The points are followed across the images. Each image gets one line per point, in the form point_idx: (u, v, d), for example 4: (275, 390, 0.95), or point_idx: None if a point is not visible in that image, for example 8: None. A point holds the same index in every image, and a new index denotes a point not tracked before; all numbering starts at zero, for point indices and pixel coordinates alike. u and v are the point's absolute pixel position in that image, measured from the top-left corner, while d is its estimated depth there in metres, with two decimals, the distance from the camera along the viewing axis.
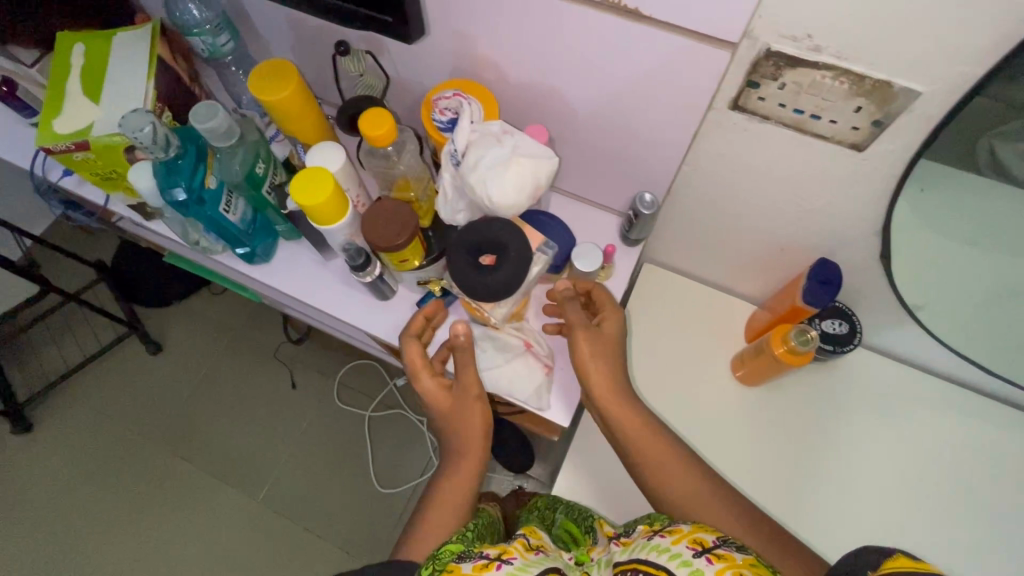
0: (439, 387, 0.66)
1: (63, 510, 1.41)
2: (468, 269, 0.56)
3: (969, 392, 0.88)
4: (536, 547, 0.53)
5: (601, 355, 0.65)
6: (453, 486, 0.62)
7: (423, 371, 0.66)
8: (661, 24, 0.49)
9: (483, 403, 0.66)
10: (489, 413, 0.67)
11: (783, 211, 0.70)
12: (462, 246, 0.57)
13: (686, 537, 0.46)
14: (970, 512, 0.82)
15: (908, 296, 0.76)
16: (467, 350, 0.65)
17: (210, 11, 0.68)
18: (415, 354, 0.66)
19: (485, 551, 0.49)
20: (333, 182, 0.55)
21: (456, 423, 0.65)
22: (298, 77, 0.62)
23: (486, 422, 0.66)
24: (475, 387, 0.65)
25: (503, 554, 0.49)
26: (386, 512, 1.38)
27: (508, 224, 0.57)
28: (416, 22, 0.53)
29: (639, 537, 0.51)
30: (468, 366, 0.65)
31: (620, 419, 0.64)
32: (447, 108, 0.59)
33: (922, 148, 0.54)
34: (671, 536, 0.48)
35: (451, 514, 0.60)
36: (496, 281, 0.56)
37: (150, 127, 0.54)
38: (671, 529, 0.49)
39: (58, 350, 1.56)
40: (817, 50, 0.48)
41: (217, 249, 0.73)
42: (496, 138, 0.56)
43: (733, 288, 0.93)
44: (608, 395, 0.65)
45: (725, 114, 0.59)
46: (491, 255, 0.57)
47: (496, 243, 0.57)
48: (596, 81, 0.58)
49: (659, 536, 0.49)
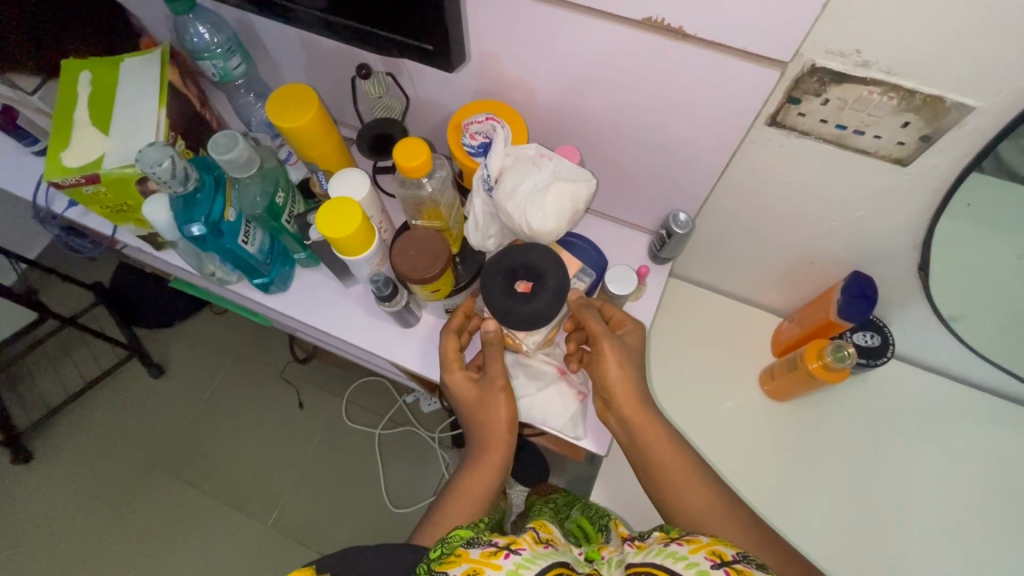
0: (466, 380, 0.63)
1: (67, 540, 1.37)
2: (503, 295, 0.54)
3: (1002, 401, 0.86)
4: (545, 539, 0.50)
5: (625, 363, 0.59)
6: (472, 479, 0.60)
7: (452, 363, 0.63)
8: (706, 43, 0.46)
9: (508, 399, 0.61)
10: (514, 411, 0.62)
11: (815, 225, 0.68)
12: (497, 272, 0.55)
13: (705, 549, 0.44)
14: (1004, 523, 0.81)
15: (943, 308, 0.74)
16: (497, 346, 0.60)
17: (220, 34, 0.66)
18: (449, 346, 0.62)
19: (494, 539, 0.47)
20: (361, 212, 0.53)
21: (480, 417, 0.62)
22: (318, 103, 0.59)
23: (512, 417, 0.62)
24: (501, 381, 0.61)
25: (511, 544, 0.47)
26: (400, 532, 1.35)
27: (548, 251, 0.55)
28: (458, 48, 0.49)
29: (653, 541, 0.48)
30: (495, 358, 0.61)
31: (643, 429, 0.58)
32: (478, 133, 0.58)
33: (974, 161, 0.52)
34: (688, 545, 0.45)
35: (466, 508, 0.58)
36: (536, 307, 0.53)
37: (169, 161, 0.52)
38: (690, 537, 0.46)
39: (56, 376, 1.51)
40: (866, 65, 0.46)
41: (232, 279, 0.71)
42: (533, 163, 0.54)
43: (756, 300, 0.91)
44: (631, 404, 0.58)
45: (763, 130, 0.57)
46: (527, 281, 0.55)
47: (533, 268, 0.55)
48: (631, 99, 0.55)
49: (675, 543, 0.45)
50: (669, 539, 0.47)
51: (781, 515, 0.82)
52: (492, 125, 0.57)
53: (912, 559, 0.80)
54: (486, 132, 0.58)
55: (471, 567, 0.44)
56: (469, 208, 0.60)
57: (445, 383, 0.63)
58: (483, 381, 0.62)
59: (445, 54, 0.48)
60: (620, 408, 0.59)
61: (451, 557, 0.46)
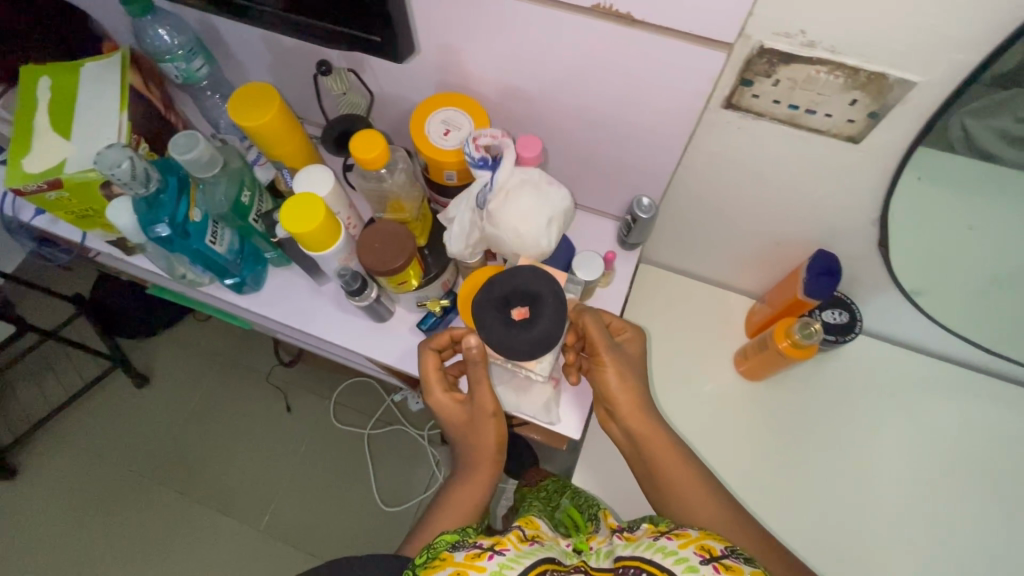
0: (452, 401, 0.64)
1: (56, 555, 1.35)
2: (501, 328, 0.51)
3: (971, 372, 0.88)
4: (531, 536, 0.50)
5: (626, 371, 0.61)
6: (462, 493, 0.62)
7: (435, 384, 0.64)
8: (654, 28, 0.47)
9: (499, 420, 0.63)
10: (504, 430, 0.64)
11: (779, 206, 0.69)
12: (491, 304, 0.52)
13: (695, 543, 0.45)
14: (977, 492, 0.83)
15: (906, 282, 0.76)
16: (481, 366, 0.61)
17: (182, 36, 0.66)
18: (431, 365, 0.63)
19: (479, 541, 0.48)
20: (325, 207, 0.54)
21: (470, 436, 0.64)
22: (280, 100, 0.59)
23: (500, 439, 0.64)
24: (489, 407, 0.62)
25: (495, 544, 0.47)
26: (392, 531, 1.35)
27: (536, 271, 0.53)
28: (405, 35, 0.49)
29: (643, 535, 0.49)
30: (482, 383, 0.62)
31: (642, 430, 0.61)
32: (486, 144, 0.57)
33: (920, 136, 0.53)
34: (678, 539, 0.46)
35: (453, 518, 0.60)
36: (543, 330, 0.51)
37: (128, 162, 0.52)
38: (679, 531, 0.47)
39: (39, 390, 1.50)
40: (811, 45, 0.48)
41: (204, 281, 0.71)
42: (537, 186, 0.57)
43: (730, 283, 0.92)
44: (633, 408, 0.61)
45: (719, 113, 0.58)
46: (523, 308, 0.52)
47: (527, 293, 0.52)
48: (587, 86, 0.56)
49: (665, 538, 0.47)
50: (658, 533, 0.48)
51: (763, 494, 0.83)
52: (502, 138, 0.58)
53: (891, 533, 0.82)
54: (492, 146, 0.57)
55: (456, 571, 0.44)
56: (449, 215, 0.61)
57: (430, 403, 0.64)
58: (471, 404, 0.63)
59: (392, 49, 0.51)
60: (622, 412, 0.61)
61: (436, 561, 0.47)
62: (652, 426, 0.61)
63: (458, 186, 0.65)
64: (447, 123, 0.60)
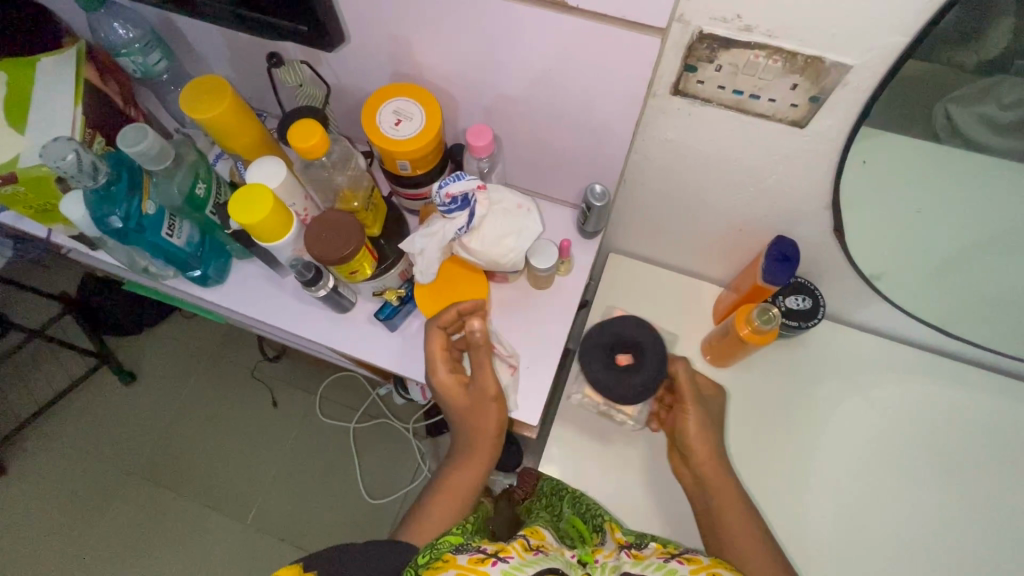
0: (455, 382, 0.65)
1: (46, 550, 1.37)
2: (607, 370, 0.72)
3: (940, 357, 0.89)
4: (535, 546, 0.54)
5: (706, 429, 0.75)
6: (459, 478, 0.67)
7: (440, 364, 0.64)
8: (591, 15, 0.48)
9: (500, 404, 0.65)
10: (505, 415, 0.66)
11: (735, 192, 0.70)
12: (599, 348, 0.74)
13: (705, 570, 0.53)
14: (952, 477, 0.82)
15: (865, 267, 0.76)
16: (483, 349, 0.63)
17: (137, 29, 0.66)
18: (437, 345, 0.64)
19: (483, 546, 0.51)
20: (274, 198, 0.54)
21: (471, 419, 0.66)
22: (231, 91, 0.60)
23: (501, 423, 0.66)
24: (492, 392, 0.64)
25: (499, 550, 0.51)
26: (377, 522, 1.37)
27: (635, 327, 0.74)
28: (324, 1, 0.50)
29: (653, 555, 0.56)
30: (485, 368, 0.63)
31: (710, 475, 0.73)
32: (452, 195, 0.53)
33: (860, 119, 0.54)
34: (690, 564, 0.54)
35: (454, 497, 0.65)
36: (648, 373, 0.70)
37: (73, 155, 0.53)
38: (691, 557, 0.55)
39: (26, 389, 1.51)
40: (748, 30, 0.48)
41: (167, 274, 0.72)
42: (513, 211, 0.59)
43: (699, 271, 0.92)
44: (708, 460, 0.74)
45: (667, 100, 0.59)
46: (624, 356, 0.73)
47: (627, 344, 0.74)
48: (534, 69, 0.56)
49: (676, 561, 0.55)
50: (667, 556, 0.56)
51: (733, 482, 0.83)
52: (457, 175, 0.54)
53: (867, 521, 0.81)
54: (462, 193, 0.54)
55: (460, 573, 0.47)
56: (413, 252, 0.59)
57: (434, 384, 0.65)
58: (473, 388, 0.64)
59: (320, 37, 0.55)
60: (697, 462, 0.74)
61: (440, 563, 0.49)
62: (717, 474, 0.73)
63: (413, 175, 0.65)
64: (398, 113, 0.60)
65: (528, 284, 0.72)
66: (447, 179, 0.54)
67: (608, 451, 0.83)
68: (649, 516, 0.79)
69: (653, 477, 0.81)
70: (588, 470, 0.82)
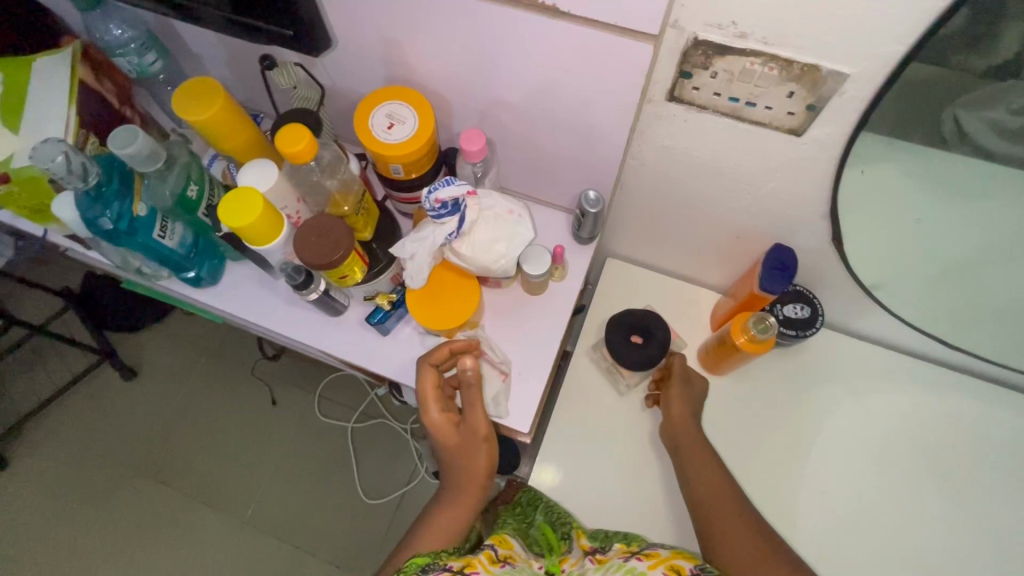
0: (446, 420, 0.65)
1: (44, 545, 1.37)
2: (620, 341, 0.79)
3: (940, 367, 0.88)
4: (499, 558, 0.65)
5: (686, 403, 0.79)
6: (446, 516, 0.65)
7: (433, 404, 0.64)
8: (582, 20, 0.48)
9: (490, 444, 0.66)
10: (494, 453, 0.67)
11: (732, 199, 0.69)
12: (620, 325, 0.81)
13: (663, 562, 0.63)
14: (954, 490, 0.81)
15: (864, 276, 0.75)
16: (474, 389, 0.63)
17: (133, 30, 0.66)
18: (430, 384, 0.63)
19: (449, 563, 0.60)
20: (263, 200, 0.54)
21: (459, 458, 0.66)
22: (224, 93, 0.59)
23: (490, 463, 0.67)
24: (482, 432, 0.65)
25: (465, 567, 0.61)
26: (374, 523, 1.37)
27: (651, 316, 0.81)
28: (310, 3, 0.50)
29: (616, 556, 0.67)
30: (478, 408, 0.64)
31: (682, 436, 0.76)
32: (442, 200, 0.53)
33: (859, 127, 0.52)
34: (648, 559, 0.64)
35: (440, 537, 0.63)
36: (652, 352, 0.77)
37: (62, 156, 0.53)
38: (650, 553, 0.65)
39: (28, 384, 1.52)
40: (743, 37, 0.47)
41: (161, 275, 0.72)
42: (504, 217, 0.58)
43: (697, 278, 0.92)
44: (680, 421, 0.77)
45: (663, 106, 0.58)
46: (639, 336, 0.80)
47: (643, 328, 0.80)
48: (528, 73, 0.56)
49: (635, 559, 0.65)
50: (629, 555, 0.66)
51: None
52: (446, 180, 0.54)
53: (866, 534, 0.79)
54: (452, 199, 0.53)
55: None
56: (404, 258, 0.58)
57: (425, 423, 0.65)
58: (465, 428, 0.65)
59: (308, 41, 0.56)
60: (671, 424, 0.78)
61: None
62: (700, 448, 0.74)
63: (407, 179, 0.64)
64: (391, 116, 0.60)
65: (521, 290, 0.71)
66: (437, 184, 0.54)
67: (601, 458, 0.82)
68: (641, 524, 0.79)
69: (646, 485, 0.80)
70: (581, 476, 0.81)
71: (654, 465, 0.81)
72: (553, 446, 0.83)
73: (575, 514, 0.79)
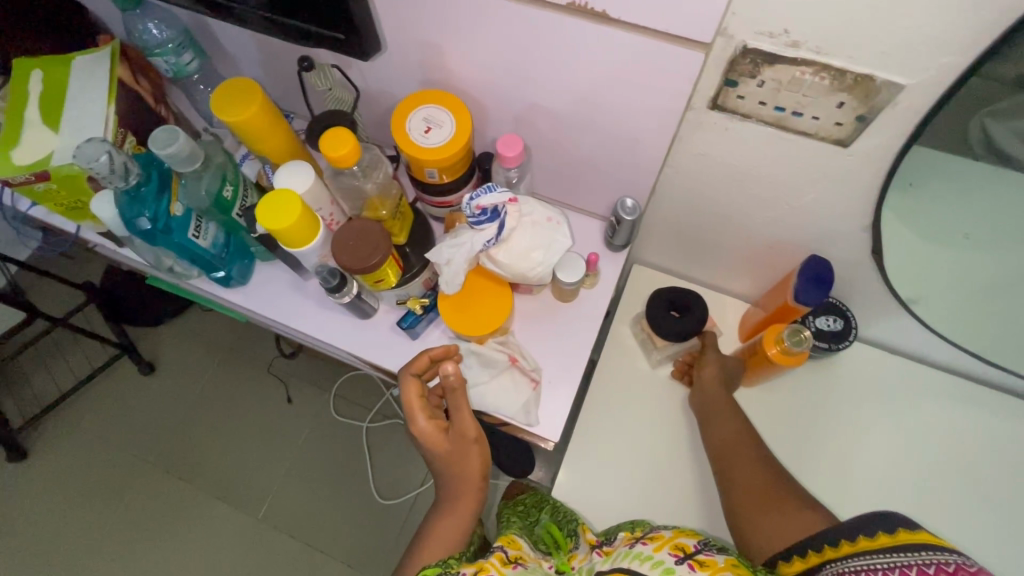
0: (435, 428, 0.62)
1: (62, 537, 1.38)
2: (661, 306, 0.80)
3: (975, 384, 0.86)
4: (513, 558, 0.58)
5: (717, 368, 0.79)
6: (445, 525, 0.63)
7: (419, 412, 0.62)
8: (630, 27, 0.47)
9: (481, 446, 0.63)
10: (488, 455, 0.65)
11: (769, 209, 0.68)
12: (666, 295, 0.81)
13: (668, 543, 0.53)
14: (991, 512, 0.78)
15: (901, 289, 0.74)
16: (460, 392, 0.60)
17: (171, 29, 0.66)
18: (413, 392, 0.62)
19: (462, 569, 0.54)
20: (301, 204, 0.54)
21: (451, 467, 0.63)
22: (262, 94, 0.59)
23: (483, 468, 0.64)
24: (473, 435, 0.62)
25: (479, 571, 0.54)
26: (387, 523, 1.37)
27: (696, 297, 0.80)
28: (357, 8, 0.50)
29: (621, 545, 0.58)
30: (465, 411, 0.61)
31: (712, 400, 0.77)
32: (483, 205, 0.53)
33: (911, 139, 0.51)
34: (653, 543, 0.54)
35: (440, 549, 0.61)
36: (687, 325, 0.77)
37: (106, 156, 0.54)
38: (654, 535, 0.55)
39: (49, 376, 1.53)
40: (795, 45, 0.46)
41: (192, 274, 0.72)
42: (543, 223, 0.58)
43: (726, 286, 0.90)
44: (710, 383, 0.78)
45: (705, 114, 0.56)
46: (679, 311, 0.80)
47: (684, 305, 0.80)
48: (569, 79, 0.55)
49: (640, 543, 0.55)
50: (635, 541, 0.57)
51: None
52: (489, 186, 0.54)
53: None
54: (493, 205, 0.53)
55: None
56: (440, 263, 0.58)
57: (413, 434, 0.62)
58: (453, 434, 0.63)
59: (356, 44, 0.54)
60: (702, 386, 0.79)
61: None
62: (729, 415, 0.75)
63: (442, 183, 0.64)
64: (428, 120, 0.59)
65: (552, 296, 0.70)
66: (478, 191, 0.54)
67: (625, 467, 0.81)
68: None
69: (670, 496, 0.79)
70: (604, 484, 0.80)
71: (679, 476, 0.80)
72: (576, 454, 0.82)
73: (597, 524, 0.78)
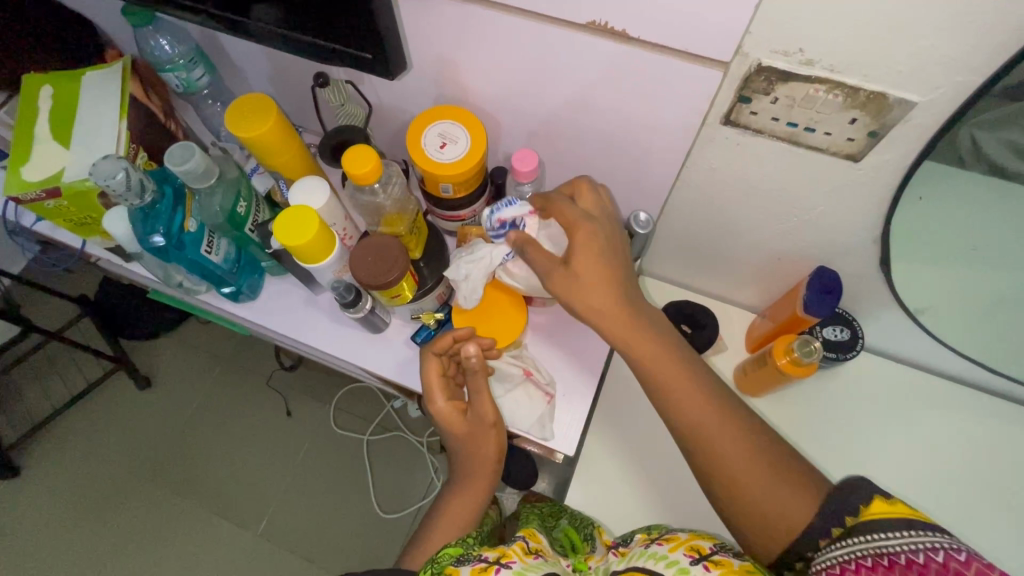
0: (453, 409, 0.63)
1: (55, 555, 1.35)
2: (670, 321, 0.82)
3: (980, 393, 0.86)
4: (534, 550, 0.58)
5: (586, 294, 0.54)
6: (458, 504, 0.65)
7: (438, 393, 0.62)
8: (647, 44, 0.48)
9: (499, 429, 0.63)
10: (503, 439, 0.64)
11: (778, 222, 0.68)
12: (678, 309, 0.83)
13: (683, 544, 0.53)
14: (1000, 519, 0.79)
15: (908, 300, 0.75)
16: (480, 375, 0.60)
17: (182, 45, 0.66)
18: (434, 372, 0.62)
19: (484, 555, 0.54)
20: (319, 220, 0.53)
21: (467, 446, 0.64)
22: (276, 110, 0.59)
23: (499, 450, 0.64)
24: (491, 419, 0.62)
25: (501, 557, 0.54)
26: (387, 538, 1.35)
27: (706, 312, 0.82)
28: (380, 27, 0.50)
29: (637, 546, 0.58)
30: (485, 395, 0.61)
31: (614, 329, 0.55)
32: (503, 219, 0.56)
33: (921, 155, 0.52)
34: (669, 543, 0.55)
35: (456, 525, 0.63)
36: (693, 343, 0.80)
37: (123, 173, 0.53)
38: (669, 537, 0.56)
39: (42, 391, 1.50)
40: (810, 64, 0.46)
41: (201, 289, 0.71)
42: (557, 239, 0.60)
43: (732, 298, 0.91)
44: (599, 302, 0.54)
45: (716, 130, 0.56)
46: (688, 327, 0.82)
47: (695, 322, 0.82)
48: (585, 94, 0.56)
49: (656, 544, 0.56)
50: (650, 541, 0.57)
51: None
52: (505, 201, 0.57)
53: None
54: (514, 219, 0.56)
55: None
56: (457, 279, 0.59)
57: (431, 413, 0.63)
58: (471, 415, 0.63)
59: (383, 63, 0.53)
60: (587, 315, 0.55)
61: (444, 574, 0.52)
62: (629, 323, 0.55)
63: (455, 198, 0.64)
64: (443, 136, 0.60)
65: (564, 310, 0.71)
66: (499, 205, 0.57)
67: (635, 480, 0.81)
68: None
69: (682, 510, 0.78)
70: (614, 499, 0.80)
71: (690, 488, 0.80)
72: (586, 467, 0.82)
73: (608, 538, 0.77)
